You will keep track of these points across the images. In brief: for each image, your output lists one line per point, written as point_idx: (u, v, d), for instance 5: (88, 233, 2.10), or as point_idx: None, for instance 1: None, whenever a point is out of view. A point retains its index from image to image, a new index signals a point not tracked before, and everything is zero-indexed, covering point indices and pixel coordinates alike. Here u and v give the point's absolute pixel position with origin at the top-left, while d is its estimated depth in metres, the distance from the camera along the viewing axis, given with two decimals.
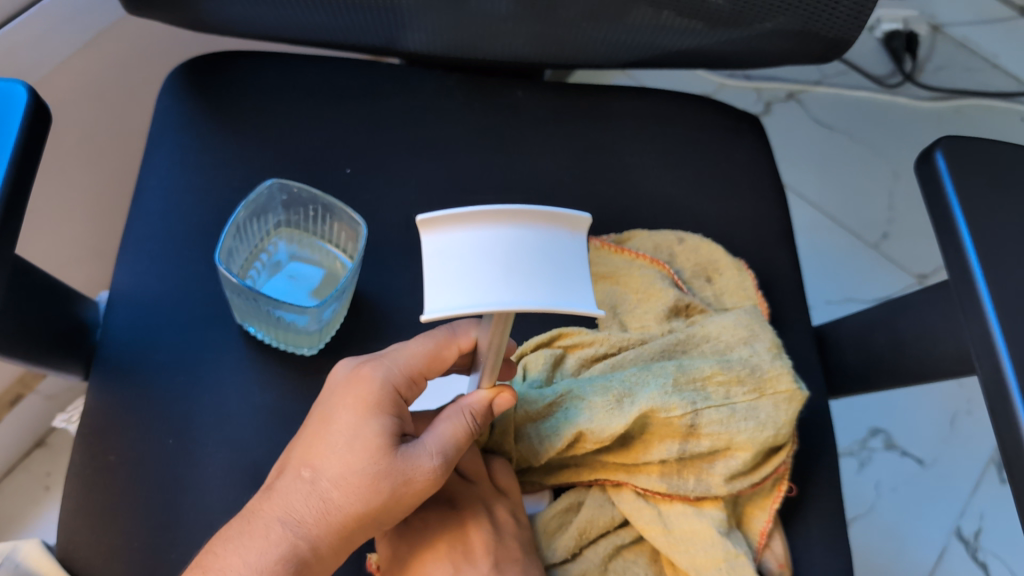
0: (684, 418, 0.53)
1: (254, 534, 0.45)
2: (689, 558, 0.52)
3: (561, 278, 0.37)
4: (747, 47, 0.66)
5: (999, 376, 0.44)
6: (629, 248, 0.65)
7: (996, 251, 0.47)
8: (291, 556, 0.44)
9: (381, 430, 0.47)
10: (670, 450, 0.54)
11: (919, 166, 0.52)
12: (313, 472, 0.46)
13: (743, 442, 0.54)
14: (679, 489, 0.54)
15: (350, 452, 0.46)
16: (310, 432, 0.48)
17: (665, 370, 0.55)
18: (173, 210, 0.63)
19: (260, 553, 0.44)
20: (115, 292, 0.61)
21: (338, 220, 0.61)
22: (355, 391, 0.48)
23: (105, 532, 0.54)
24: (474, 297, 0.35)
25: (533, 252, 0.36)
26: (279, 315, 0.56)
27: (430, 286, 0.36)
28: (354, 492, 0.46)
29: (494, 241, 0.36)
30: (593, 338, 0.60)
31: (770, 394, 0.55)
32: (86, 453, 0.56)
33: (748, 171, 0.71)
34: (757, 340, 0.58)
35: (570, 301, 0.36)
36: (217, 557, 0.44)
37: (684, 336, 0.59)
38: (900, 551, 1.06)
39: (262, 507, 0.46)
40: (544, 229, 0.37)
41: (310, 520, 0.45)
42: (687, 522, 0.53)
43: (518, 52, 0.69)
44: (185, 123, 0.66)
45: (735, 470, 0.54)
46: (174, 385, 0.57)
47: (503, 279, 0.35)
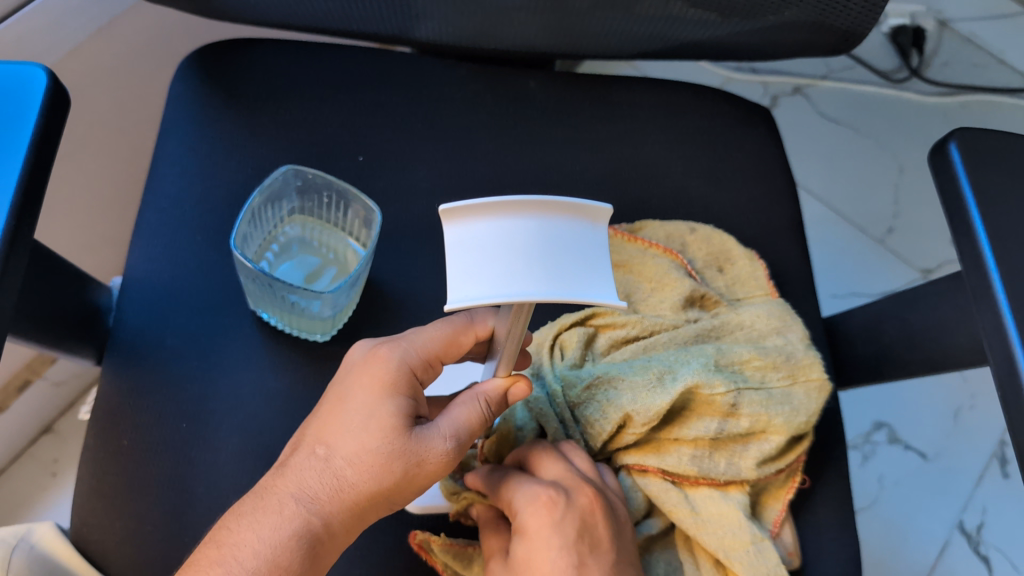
0: (725, 396, 0.54)
1: (267, 510, 0.45)
2: (717, 539, 0.53)
3: (585, 269, 0.37)
4: (760, 39, 0.66)
5: (1011, 367, 0.44)
6: (642, 237, 0.65)
7: (1009, 242, 0.47)
8: (304, 533, 0.45)
9: (395, 410, 0.47)
10: (708, 426, 0.55)
11: (933, 158, 0.52)
12: (327, 449, 0.47)
13: (777, 427, 0.56)
14: (709, 472, 0.55)
15: (364, 431, 0.46)
16: (325, 411, 0.48)
17: (704, 353, 0.57)
18: (186, 196, 0.63)
19: (273, 528, 0.45)
20: (127, 278, 0.61)
21: (352, 208, 0.61)
22: (370, 370, 0.48)
23: (119, 515, 0.54)
24: (499, 287, 0.35)
25: (554, 243, 0.36)
26: (293, 301, 0.56)
27: (454, 276, 0.36)
28: (368, 470, 0.46)
29: (516, 232, 0.36)
30: (625, 321, 0.61)
31: (802, 380, 0.58)
32: (99, 437, 0.56)
33: (758, 162, 0.71)
34: (790, 331, 0.60)
35: (592, 293, 0.36)
36: (231, 531, 0.45)
37: (717, 323, 0.61)
38: (903, 544, 1.07)
39: (276, 483, 0.47)
40: (567, 220, 0.37)
41: (324, 498, 0.46)
42: (713, 505, 0.54)
43: (531, 42, 0.69)
44: (198, 110, 0.66)
45: (767, 454, 0.56)
46: (187, 370, 0.58)
47: (527, 269, 0.36)
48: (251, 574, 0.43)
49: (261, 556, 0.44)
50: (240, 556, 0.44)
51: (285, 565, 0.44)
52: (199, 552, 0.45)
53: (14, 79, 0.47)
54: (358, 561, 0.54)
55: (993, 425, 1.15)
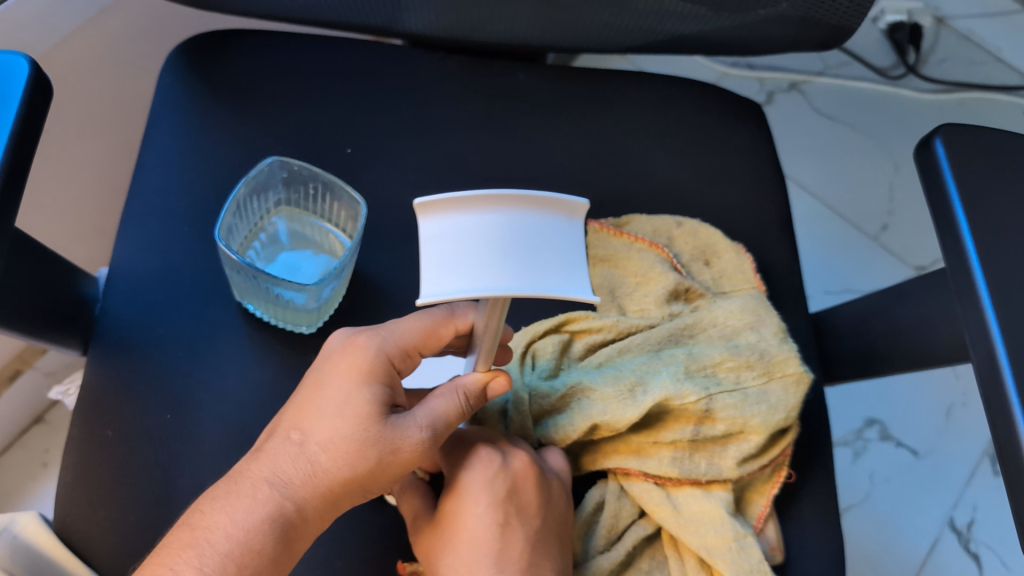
0: (698, 403, 0.54)
1: (241, 493, 0.45)
2: (699, 538, 0.53)
3: (559, 264, 0.37)
4: (750, 33, 0.66)
5: (993, 363, 0.44)
6: (628, 231, 0.65)
7: (993, 238, 0.47)
8: (277, 517, 0.45)
9: (371, 398, 0.47)
10: (684, 431, 0.55)
11: (918, 154, 0.52)
12: (303, 435, 0.47)
13: (757, 427, 0.55)
14: (690, 473, 0.55)
15: (340, 416, 0.47)
16: (303, 397, 0.48)
17: (676, 359, 0.56)
18: (173, 187, 0.63)
19: (246, 512, 0.45)
20: (114, 269, 0.61)
21: (338, 199, 0.61)
22: (349, 357, 0.48)
23: (102, 505, 0.54)
24: (469, 281, 0.35)
25: (529, 237, 0.36)
26: (278, 293, 0.56)
27: (426, 268, 0.36)
28: (343, 457, 0.46)
29: (491, 226, 0.36)
30: (601, 325, 0.60)
31: (779, 377, 0.57)
32: (84, 427, 0.56)
33: (748, 157, 0.71)
34: (764, 325, 0.59)
35: (568, 288, 0.36)
36: (205, 514, 0.45)
37: (691, 321, 0.60)
38: (892, 541, 1.07)
39: (250, 466, 0.47)
40: (546, 214, 0.37)
41: (298, 483, 0.46)
42: (696, 503, 0.54)
43: (521, 35, 0.69)
44: (186, 101, 0.66)
45: (747, 453, 0.56)
46: (171, 361, 0.58)
47: (499, 263, 0.36)
48: (224, 558, 0.43)
49: (233, 539, 0.44)
50: (212, 538, 0.44)
51: (258, 548, 0.44)
52: (173, 536, 0.45)
53: None
54: (338, 553, 0.53)
55: (984, 424, 1.15)
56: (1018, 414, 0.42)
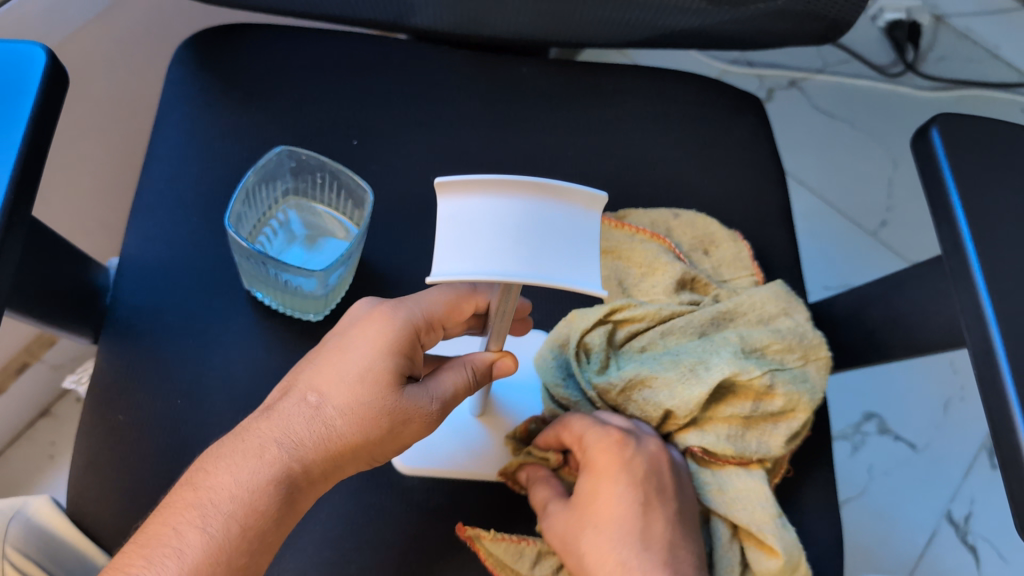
0: (762, 379, 0.56)
1: (250, 451, 0.46)
2: (747, 515, 0.54)
3: (570, 255, 0.37)
4: (749, 28, 0.67)
5: (987, 347, 0.45)
6: (628, 223, 0.66)
7: (987, 225, 0.48)
8: (284, 478, 0.46)
9: (393, 367, 0.48)
10: (744, 406, 0.57)
11: (915, 143, 0.53)
12: (319, 397, 0.48)
13: (804, 405, 0.58)
14: (743, 451, 0.56)
15: (360, 382, 0.48)
16: (324, 357, 0.49)
17: (730, 341, 0.58)
18: (183, 178, 0.64)
19: (253, 471, 0.46)
20: (125, 258, 0.62)
21: (343, 188, 0.62)
22: (376, 325, 0.49)
23: (114, 489, 0.55)
24: (479, 264, 0.36)
25: (541, 227, 0.37)
26: (287, 279, 0.57)
27: (440, 248, 0.37)
28: (358, 422, 0.47)
29: (507, 212, 0.37)
30: (642, 313, 0.60)
31: (814, 360, 0.60)
32: (96, 412, 0.57)
33: (748, 149, 0.72)
34: (796, 311, 0.62)
35: (577, 284, 0.37)
36: (210, 471, 0.46)
37: (731, 306, 0.61)
38: (890, 533, 1.08)
39: (262, 424, 0.48)
40: (563, 206, 0.38)
41: (308, 445, 0.47)
42: (740, 482, 0.56)
43: (524, 29, 0.70)
44: (195, 94, 0.67)
45: (795, 431, 0.57)
46: (182, 347, 0.59)
47: (510, 249, 0.37)
48: (228, 517, 0.44)
49: (237, 500, 0.45)
50: (217, 494, 0.45)
51: (263, 509, 0.45)
52: (177, 490, 0.46)
53: (16, 57, 0.48)
54: (349, 535, 0.54)
55: (981, 418, 1.16)
56: (1011, 394, 0.43)
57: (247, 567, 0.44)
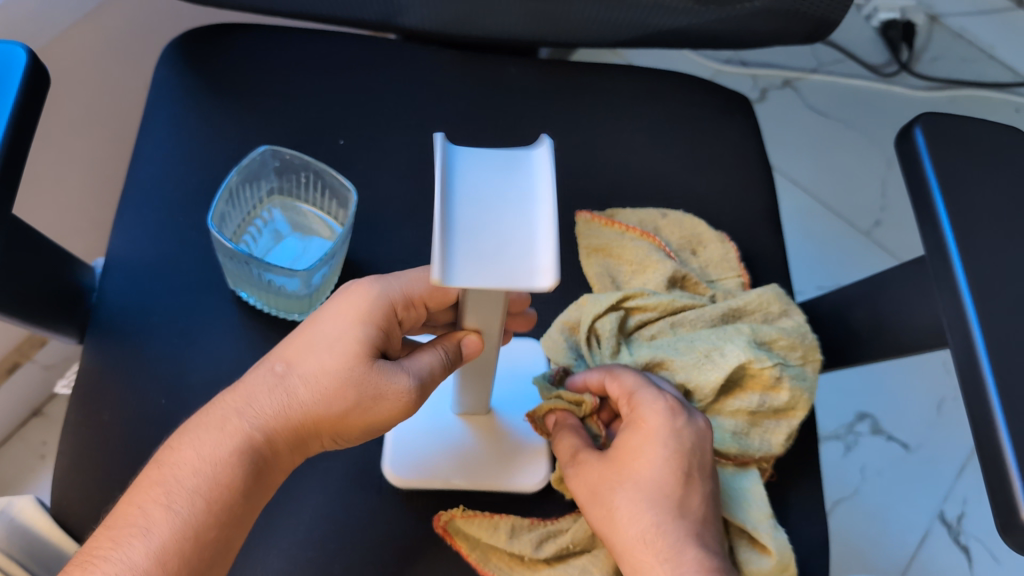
0: (773, 370, 0.57)
1: (217, 420, 0.48)
2: (742, 513, 0.54)
3: (494, 271, 0.34)
4: (736, 27, 0.67)
5: (969, 346, 0.45)
6: (618, 221, 0.66)
7: (970, 224, 0.48)
8: (246, 449, 0.47)
9: (362, 338, 0.48)
10: (752, 399, 0.57)
11: (898, 143, 0.53)
12: (286, 367, 0.48)
13: (803, 403, 0.58)
14: (747, 448, 0.56)
15: (328, 352, 0.48)
16: (297, 331, 0.50)
17: (741, 331, 0.58)
18: (170, 178, 0.64)
19: (215, 443, 0.47)
20: (110, 257, 0.62)
21: (329, 188, 0.62)
22: (351, 296, 0.49)
23: (96, 489, 0.55)
24: (453, 200, 0.35)
25: (504, 241, 0.35)
26: (270, 279, 0.57)
27: (467, 169, 0.37)
28: (321, 392, 0.47)
29: (523, 194, 0.36)
30: (655, 303, 0.60)
31: (813, 360, 0.60)
32: (79, 412, 0.57)
33: (736, 148, 0.72)
34: (796, 312, 0.62)
35: (453, 253, 0.34)
36: (180, 436, 0.48)
37: (740, 303, 0.61)
38: (882, 534, 1.08)
39: (232, 394, 0.49)
40: (541, 246, 0.34)
41: (270, 415, 0.48)
42: (736, 481, 0.55)
43: (512, 29, 0.70)
44: (181, 94, 0.67)
45: (795, 430, 0.58)
46: (167, 347, 0.59)
47: (476, 219, 0.35)
48: (190, 491, 0.46)
49: (199, 473, 0.46)
50: (182, 460, 0.47)
51: (226, 482, 0.46)
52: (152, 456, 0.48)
53: None
54: (332, 535, 0.54)
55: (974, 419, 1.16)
56: (992, 394, 0.43)
57: (214, 538, 0.45)
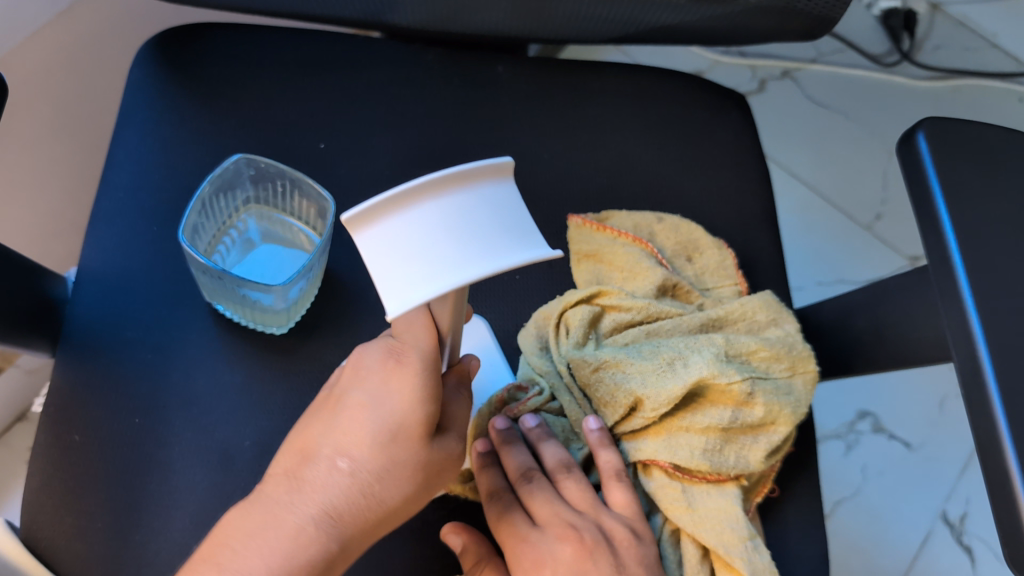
0: (742, 385, 0.53)
1: (282, 533, 0.43)
2: (715, 535, 0.51)
3: (395, 251, 0.33)
4: (731, 24, 0.64)
5: (975, 365, 0.43)
6: (610, 226, 0.63)
7: (976, 234, 0.46)
8: (322, 560, 0.43)
9: (424, 419, 0.44)
10: (722, 415, 0.54)
11: (900, 148, 0.50)
12: (350, 461, 0.44)
13: (784, 417, 0.55)
14: (719, 467, 0.53)
15: (391, 441, 0.44)
16: (345, 416, 0.45)
17: (713, 341, 0.55)
18: (144, 185, 0.62)
19: (288, 556, 0.43)
20: (81, 269, 0.60)
21: (306, 197, 0.60)
22: (406, 380, 0.43)
23: (68, 512, 0.53)
24: (462, 194, 0.34)
25: (422, 251, 0.33)
26: (246, 294, 0.55)
27: (507, 208, 0.35)
28: (395, 485, 0.44)
29: (487, 244, 0.33)
30: (631, 304, 0.58)
31: (801, 372, 0.57)
32: (49, 432, 0.54)
33: (731, 149, 0.70)
34: (785, 322, 0.59)
35: (392, 218, 0.33)
36: (237, 555, 0.43)
37: (721, 313, 0.59)
38: (884, 535, 1.07)
39: (289, 499, 0.44)
40: (428, 288, 0.32)
41: (345, 517, 0.44)
42: (710, 500, 0.52)
43: (499, 26, 0.67)
44: (156, 96, 0.65)
45: (774, 445, 0.55)
46: (141, 364, 0.57)
47: (445, 218, 0.33)
48: None
49: None
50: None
51: None
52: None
53: None
54: None
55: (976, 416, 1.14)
56: (1000, 416, 0.41)
57: None
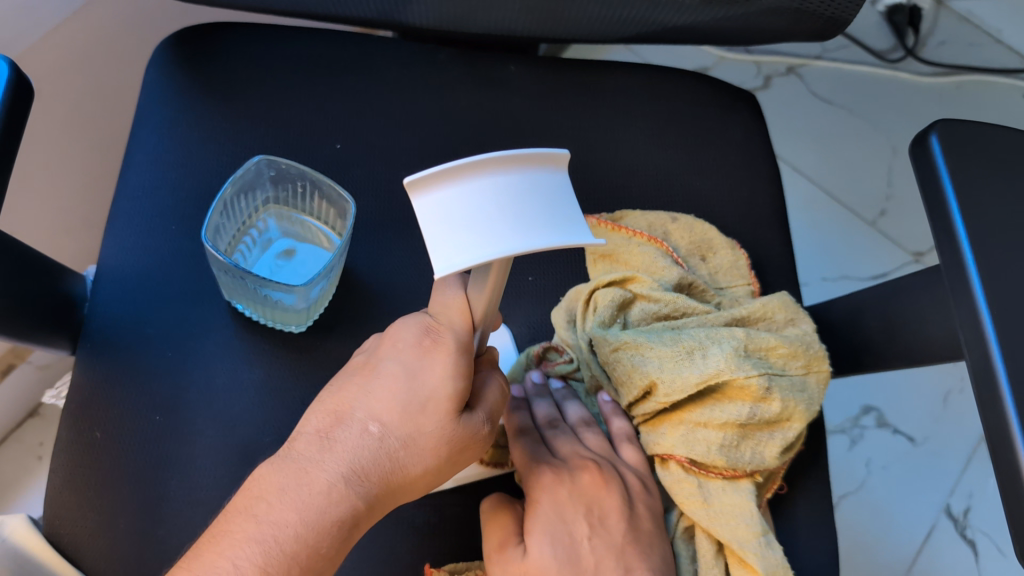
0: (759, 381, 0.53)
1: (313, 490, 0.43)
2: (730, 530, 0.52)
3: (449, 216, 0.34)
4: (744, 24, 0.65)
5: (987, 364, 0.43)
6: (624, 225, 0.64)
7: (989, 236, 0.46)
8: (349, 518, 0.44)
9: (454, 393, 0.44)
10: (740, 411, 0.54)
11: (913, 150, 0.51)
12: (381, 427, 0.45)
13: (799, 414, 0.55)
14: (736, 462, 0.54)
15: (420, 412, 0.45)
16: (379, 383, 0.45)
17: (734, 334, 0.55)
18: (162, 184, 0.63)
19: (319, 510, 0.43)
20: (101, 268, 0.60)
21: (325, 198, 0.61)
22: (439, 358, 0.44)
23: (91, 508, 0.54)
24: (519, 180, 0.35)
25: (473, 220, 0.34)
26: (266, 293, 0.56)
27: (557, 199, 0.36)
28: (422, 455, 0.45)
29: (534, 225, 0.34)
30: (659, 296, 0.59)
31: (816, 371, 0.57)
32: (72, 429, 0.55)
33: (741, 149, 0.71)
34: (804, 320, 0.60)
35: (450, 187, 0.34)
36: (273, 508, 0.43)
37: (745, 312, 0.59)
38: (888, 529, 1.07)
39: (321, 458, 0.44)
40: (475, 254, 0.33)
41: (373, 478, 0.44)
42: (726, 496, 0.53)
43: (512, 27, 0.67)
44: (172, 96, 0.65)
45: (790, 442, 0.55)
46: (162, 361, 0.57)
47: (498, 196, 0.34)
48: (290, 557, 0.42)
49: (302, 539, 0.42)
50: (280, 537, 0.42)
51: (326, 552, 0.43)
52: (231, 525, 0.43)
53: None
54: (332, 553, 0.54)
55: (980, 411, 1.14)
56: (1011, 415, 0.41)
57: None
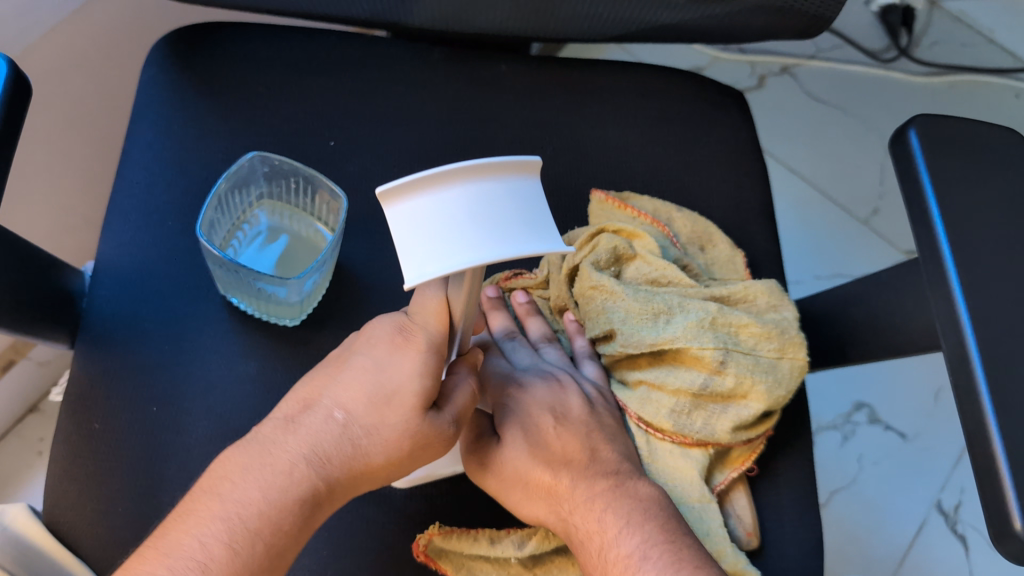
0: (714, 353, 0.56)
1: (276, 470, 0.45)
2: (666, 491, 0.56)
3: (423, 225, 0.35)
4: (730, 22, 0.66)
5: (963, 354, 0.44)
6: (630, 206, 0.65)
7: (967, 230, 0.47)
8: (310, 498, 0.45)
9: (420, 390, 0.46)
10: (694, 379, 0.57)
11: (893, 146, 0.52)
12: (346, 414, 0.46)
13: (758, 394, 0.57)
14: (684, 428, 0.57)
15: (386, 405, 0.46)
16: (349, 374, 0.47)
17: (706, 307, 0.58)
18: (158, 181, 0.64)
19: (281, 490, 0.44)
20: (99, 263, 0.61)
21: (319, 192, 0.62)
22: (410, 355, 0.45)
23: (89, 497, 0.55)
24: (493, 188, 0.36)
25: (447, 228, 0.35)
26: (261, 286, 0.57)
27: (530, 205, 0.37)
28: (385, 444, 0.46)
29: (506, 233, 0.35)
30: (656, 261, 0.61)
31: (790, 356, 0.58)
32: (71, 421, 0.56)
33: (729, 145, 0.72)
34: (787, 308, 0.61)
35: (424, 196, 0.35)
36: (237, 487, 0.44)
37: (725, 293, 0.60)
38: (879, 524, 1.08)
39: (285, 440, 0.46)
40: (447, 262, 0.34)
41: (336, 462, 0.46)
42: (672, 459, 0.57)
43: (503, 27, 0.69)
44: (168, 95, 0.67)
45: (744, 419, 0.57)
46: (158, 353, 0.58)
47: (472, 205, 0.35)
48: (252, 533, 0.43)
49: (263, 516, 0.44)
50: (244, 515, 0.44)
51: (287, 529, 0.44)
52: (197, 503, 0.44)
53: None
54: (325, 540, 0.55)
55: None
56: (986, 403, 0.42)
57: None
